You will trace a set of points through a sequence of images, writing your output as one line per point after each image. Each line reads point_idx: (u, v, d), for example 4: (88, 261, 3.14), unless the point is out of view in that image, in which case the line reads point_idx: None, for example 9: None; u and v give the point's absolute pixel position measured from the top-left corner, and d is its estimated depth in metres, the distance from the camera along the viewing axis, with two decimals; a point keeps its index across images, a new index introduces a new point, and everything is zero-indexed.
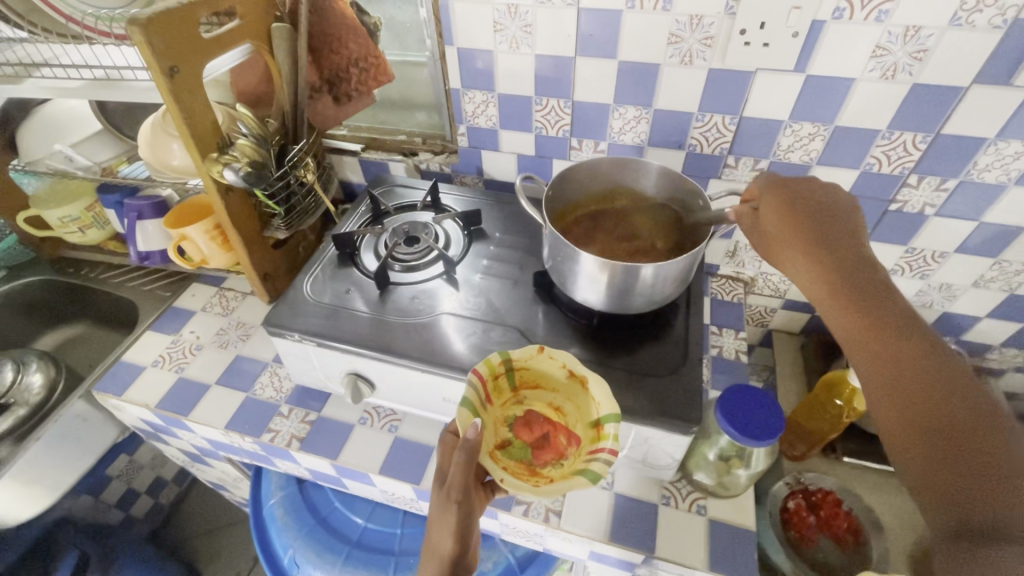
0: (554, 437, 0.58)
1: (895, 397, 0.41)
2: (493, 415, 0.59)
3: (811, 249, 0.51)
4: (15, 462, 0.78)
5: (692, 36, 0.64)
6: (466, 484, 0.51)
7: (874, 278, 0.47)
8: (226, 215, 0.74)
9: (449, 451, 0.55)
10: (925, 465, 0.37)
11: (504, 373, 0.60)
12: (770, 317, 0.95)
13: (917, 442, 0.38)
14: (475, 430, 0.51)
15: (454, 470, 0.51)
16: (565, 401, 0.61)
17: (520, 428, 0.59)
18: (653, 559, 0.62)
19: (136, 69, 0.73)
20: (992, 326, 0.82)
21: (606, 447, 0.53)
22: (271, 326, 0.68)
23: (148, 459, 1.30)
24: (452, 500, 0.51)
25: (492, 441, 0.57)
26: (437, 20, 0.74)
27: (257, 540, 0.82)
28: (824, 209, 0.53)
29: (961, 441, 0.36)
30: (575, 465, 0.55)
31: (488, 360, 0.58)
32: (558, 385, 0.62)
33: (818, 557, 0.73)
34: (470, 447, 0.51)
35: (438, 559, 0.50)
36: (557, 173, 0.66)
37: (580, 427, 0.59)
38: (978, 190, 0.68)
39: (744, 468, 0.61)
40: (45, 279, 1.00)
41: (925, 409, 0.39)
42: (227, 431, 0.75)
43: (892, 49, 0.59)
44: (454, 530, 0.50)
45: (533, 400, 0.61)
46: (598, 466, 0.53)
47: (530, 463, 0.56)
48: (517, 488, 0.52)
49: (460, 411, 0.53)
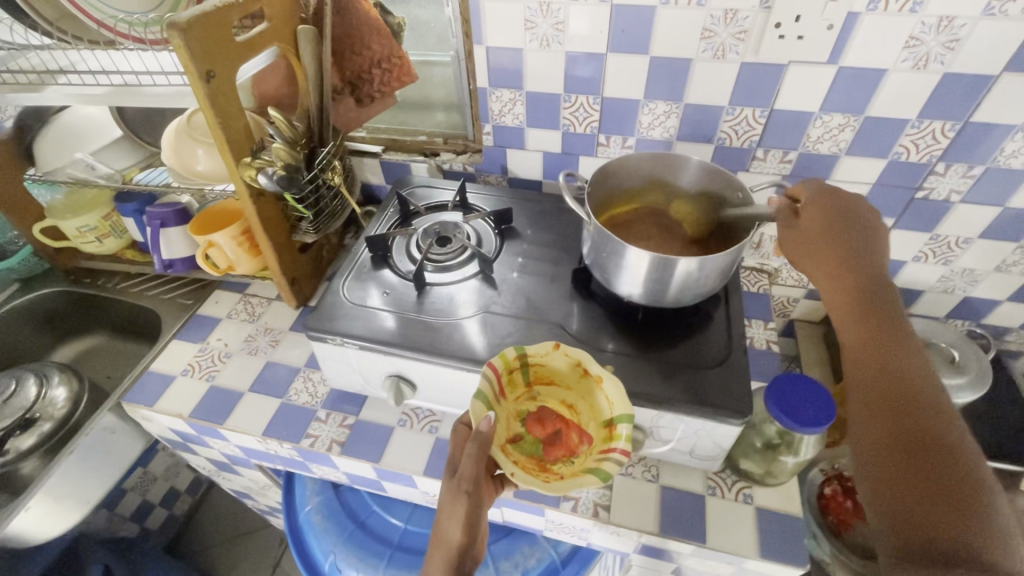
0: (565, 435, 0.59)
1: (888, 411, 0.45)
2: (506, 409, 0.59)
3: (844, 265, 0.54)
4: (46, 478, 0.78)
5: (726, 30, 0.65)
6: (476, 476, 0.52)
7: (897, 302, 0.51)
8: (257, 220, 0.73)
9: (461, 442, 0.56)
10: (895, 474, 0.42)
11: (519, 368, 0.60)
12: (793, 306, 0.96)
13: (894, 453, 0.43)
14: (488, 421, 0.52)
15: (465, 460, 0.52)
16: (578, 399, 0.61)
17: (532, 424, 0.59)
18: (704, 548, 0.63)
19: (168, 74, 0.71)
20: (1012, 309, 0.84)
21: (618, 447, 0.54)
22: (311, 329, 0.67)
23: (162, 471, 1.24)
24: (462, 491, 0.52)
25: (504, 435, 0.58)
26: (465, 19, 0.74)
27: (296, 549, 0.83)
28: (861, 230, 0.55)
29: (929, 462, 0.41)
30: (586, 463, 0.55)
31: (503, 355, 0.58)
32: (570, 382, 0.61)
33: (859, 540, 0.74)
34: (482, 439, 0.52)
35: (446, 548, 0.52)
36: (596, 169, 0.68)
37: (593, 426, 0.58)
38: (1004, 176, 0.69)
39: (792, 455, 0.62)
40: (60, 290, 0.98)
41: (909, 430, 0.44)
42: (264, 438, 0.74)
43: (924, 39, 0.60)
44: (463, 520, 0.52)
45: (547, 396, 0.62)
46: (609, 466, 0.53)
47: (540, 459, 0.56)
48: (528, 483, 0.52)
49: (473, 403, 0.54)
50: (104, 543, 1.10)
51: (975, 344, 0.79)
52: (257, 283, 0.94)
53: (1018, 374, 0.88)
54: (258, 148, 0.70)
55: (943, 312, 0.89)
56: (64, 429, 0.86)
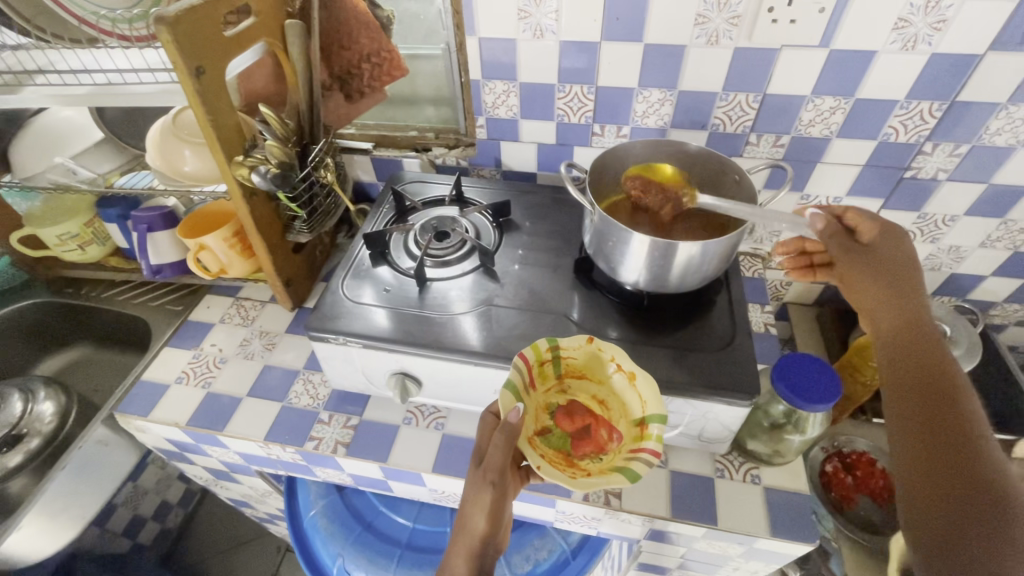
0: (595, 431, 0.58)
1: (932, 456, 0.43)
2: (535, 400, 0.59)
3: (893, 295, 0.52)
4: (39, 495, 0.75)
5: (719, 16, 0.65)
6: (503, 467, 0.52)
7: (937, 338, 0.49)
8: (251, 220, 0.71)
9: (489, 431, 0.55)
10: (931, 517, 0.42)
11: (549, 360, 0.60)
12: (786, 290, 0.97)
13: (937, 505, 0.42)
14: (517, 413, 0.51)
15: (492, 450, 0.51)
16: (608, 395, 0.61)
17: (561, 418, 0.59)
18: (716, 530, 0.63)
19: (154, 71, 0.68)
20: (996, 284, 0.87)
21: (649, 448, 0.54)
22: (313, 329, 0.66)
23: (152, 484, 1.15)
24: (488, 481, 0.52)
25: (532, 427, 0.57)
26: (456, 10, 0.73)
27: (300, 555, 0.81)
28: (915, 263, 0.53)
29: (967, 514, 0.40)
30: (614, 461, 0.55)
31: (536, 346, 0.58)
32: (602, 378, 0.61)
33: (861, 515, 0.77)
34: (511, 429, 0.51)
35: (468, 535, 0.52)
36: (597, 156, 0.70)
37: (623, 423, 0.58)
38: (988, 154, 0.71)
39: (798, 434, 0.63)
40: (42, 302, 0.95)
41: (954, 491, 0.41)
42: (266, 443, 0.73)
43: (913, 20, 0.61)
44: (487, 510, 0.51)
45: (577, 390, 0.61)
46: (638, 466, 0.53)
47: (568, 453, 0.56)
48: (554, 476, 0.52)
49: (502, 393, 0.54)
50: (97, 560, 1.06)
51: (964, 319, 0.81)
52: (249, 286, 0.92)
53: (1004, 346, 0.90)
54: (251, 146, 0.68)
55: (932, 290, 0.91)
56: (53, 445, 0.83)
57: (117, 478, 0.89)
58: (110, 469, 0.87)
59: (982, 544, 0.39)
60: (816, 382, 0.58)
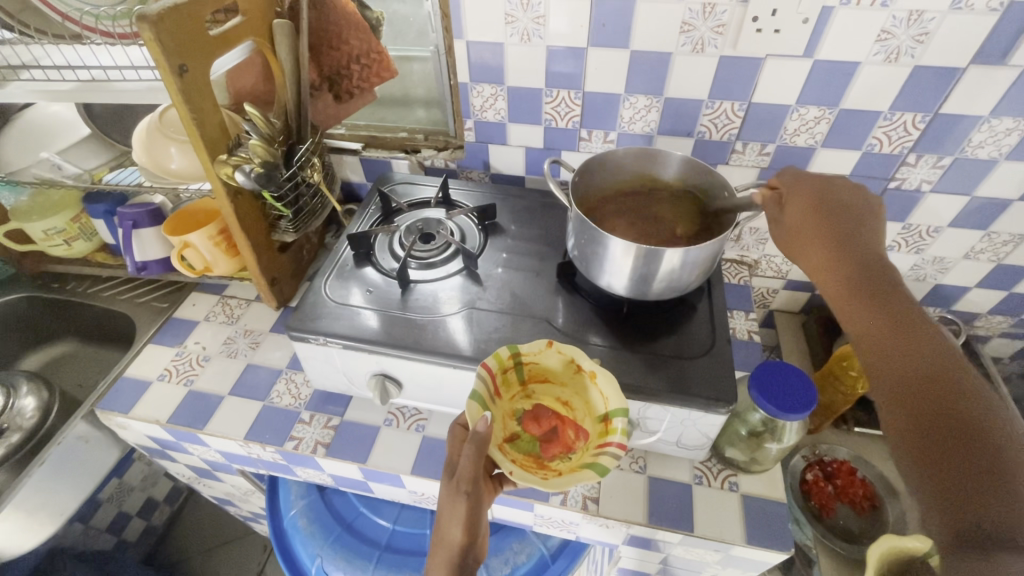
0: (562, 431, 0.58)
1: (909, 397, 0.39)
2: (501, 408, 0.58)
3: (830, 241, 0.50)
4: (19, 490, 0.77)
5: (705, 24, 0.66)
6: (475, 477, 0.51)
7: (884, 274, 0.46)
8: (234, 218, 0.71)
9: (458, 442, 0.55)
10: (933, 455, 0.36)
11: (513, 367, 0.59)
12: (773, 296, 0.98)
13: (936, 449, 0.36)
14: (485, 422, 0.51)
15: (463, 461, 0.51)
16: (573, 396, 0.61)
17: (528, 422, 0.59)
18: (691, 536, 0.63)
19: (138, 68, 0.69)
20: (979, 295, 0.87)
21: (614, 441, 0.54)
22: (294, 329, 0.66)
23: (138, 480, 1.11)
24: (461, 491, 0.51)
25: (500, 434, 0.57)
26: (445, 14, 0.74)
27: (279, 555, 0.82)
28: (844, 201, 0.53)
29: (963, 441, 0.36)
30: (583, 459, 0.55)
31: (497, 354, 0.58)
32: (565, 380, 0.61)
33: (840, 524, 0.77)
34: (480, 439, 0.50)
35: (447, 548, 0.51)
36: (587, 158, 0.70)
37: (589, 422, 0.58)
38: (971, 167, 0.71)
39: (775, 442, 0.63)
40: (26, 296, 0.97)
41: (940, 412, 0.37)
42: (246, 442, 0.72)
43: (896, 33, 0.62)
44: (463, 520, 0.51)
45: (543, 394, 0.61)
46: (606, 460, 0.53)
47: (539, 457, 0.56)
48: (527, 480, 0.51)
49: (468, 404, 0.53)
50: (80, 558, 1.03)
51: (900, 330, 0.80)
52: (236, 285, 0.92)
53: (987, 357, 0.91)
54: (234, 144, 0.68)
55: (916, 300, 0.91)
56: (33, 439, 0.83)
57: (96, 470, 0.88)
58: (90, 462, 0.87)
59: (977, 475, 0.34)
60: (786, 388, 0.59)
